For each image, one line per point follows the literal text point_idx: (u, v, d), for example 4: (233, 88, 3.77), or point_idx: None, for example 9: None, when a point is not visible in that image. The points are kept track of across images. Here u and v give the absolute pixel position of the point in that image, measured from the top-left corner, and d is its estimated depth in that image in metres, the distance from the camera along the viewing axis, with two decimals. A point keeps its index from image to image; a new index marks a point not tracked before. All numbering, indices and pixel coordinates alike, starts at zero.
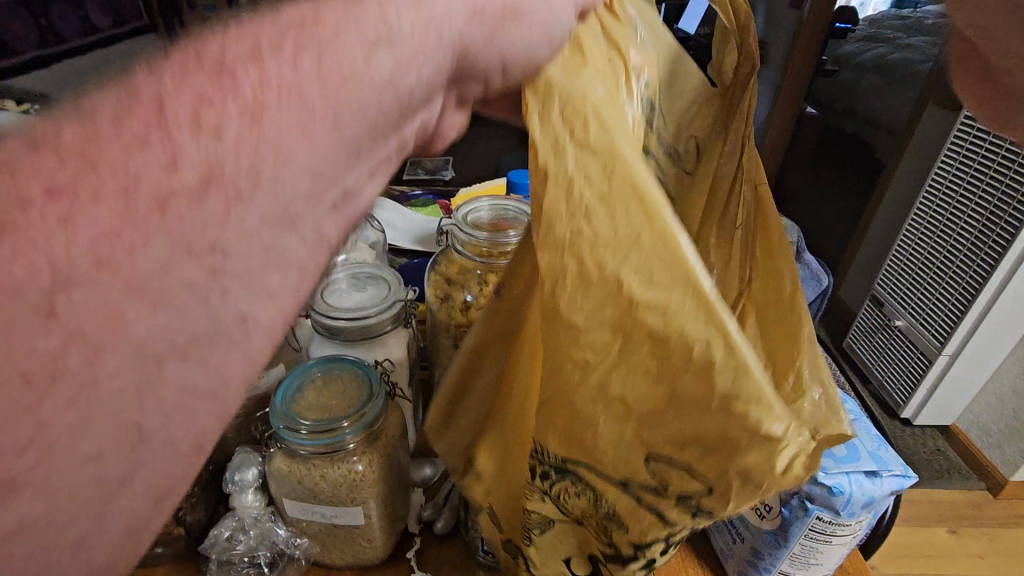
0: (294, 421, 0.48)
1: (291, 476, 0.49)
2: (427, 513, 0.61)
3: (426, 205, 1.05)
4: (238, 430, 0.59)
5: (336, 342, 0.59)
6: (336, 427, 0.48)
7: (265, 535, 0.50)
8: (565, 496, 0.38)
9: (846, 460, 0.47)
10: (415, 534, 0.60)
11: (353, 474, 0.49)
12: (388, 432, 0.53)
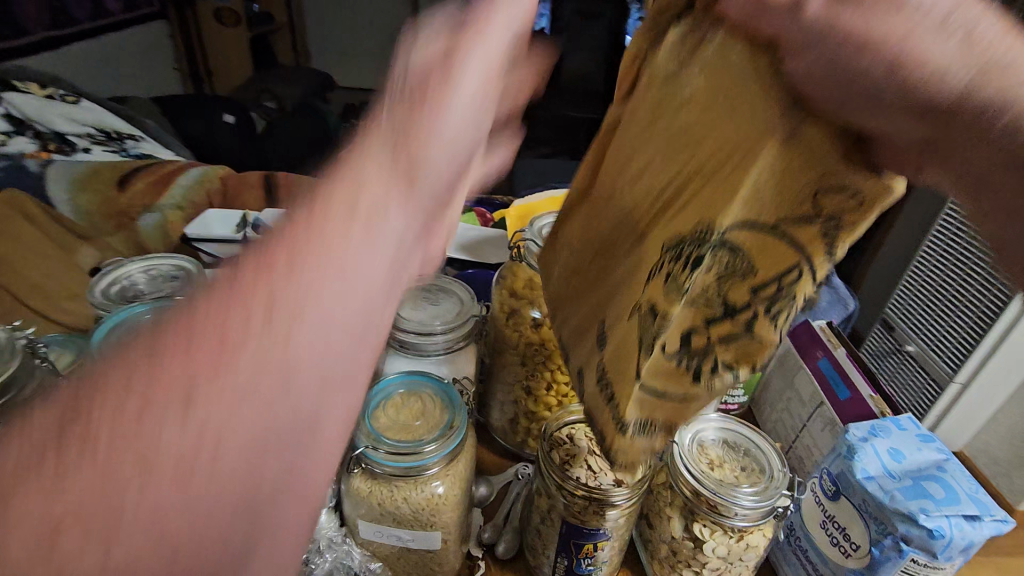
0: (376, 440, 0.46)
1: (370, 497, 0.47)
2: (489, 536, 0.59)
3: (462, 212, 1.03)
4: None
5: (406, 356, 0.56)
6: (420, 450, 0.46)
7: (342, 559, 0.48)
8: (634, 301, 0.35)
9: (947, 503, 0.46)
10: (478, 557, 0.58)
11: (434, 499, 0.47)
12: (467, 455, 0.51)
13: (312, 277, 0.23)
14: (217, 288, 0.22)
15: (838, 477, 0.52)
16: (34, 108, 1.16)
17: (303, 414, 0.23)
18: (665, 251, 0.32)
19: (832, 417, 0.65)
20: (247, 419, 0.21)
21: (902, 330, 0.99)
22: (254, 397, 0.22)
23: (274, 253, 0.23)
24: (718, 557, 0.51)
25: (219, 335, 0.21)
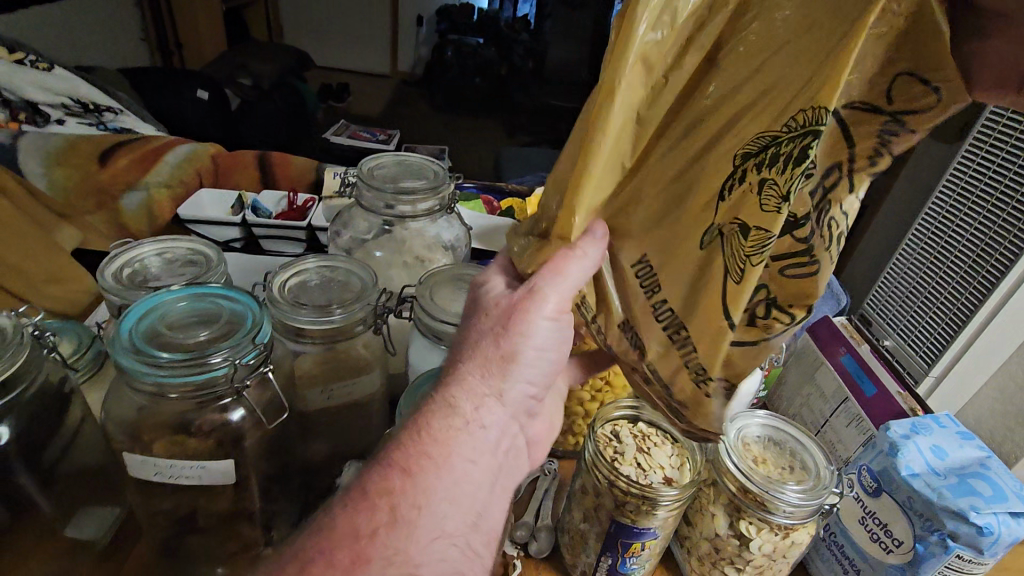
0: None
1: None
2: (521, 535, 0.57)
3: (469, 198, 1.00)
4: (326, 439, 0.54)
5: (444, 348, 0.54)
6: None
7: None
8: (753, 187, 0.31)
9: (996, 500, 0.47)
10: (514, 557, 0.56)
11: None
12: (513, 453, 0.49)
13: (452, 448, 0.35)
14: (377, 470, 0.34)
15: (881, 473, 0.52)
16: (3, 74, 1.07)
17: (452, 534, 0.33)
18: (783, 123, 0.29)
19: (858, 413, 0.66)
20: (420, 554, 0.31)
21: (879, 325, 1.05)
22: (418, 537, 0.32)
23: (427, 423, 0.36)
24: (764, 555, 0.51)
25: (387, 496, 0.32)
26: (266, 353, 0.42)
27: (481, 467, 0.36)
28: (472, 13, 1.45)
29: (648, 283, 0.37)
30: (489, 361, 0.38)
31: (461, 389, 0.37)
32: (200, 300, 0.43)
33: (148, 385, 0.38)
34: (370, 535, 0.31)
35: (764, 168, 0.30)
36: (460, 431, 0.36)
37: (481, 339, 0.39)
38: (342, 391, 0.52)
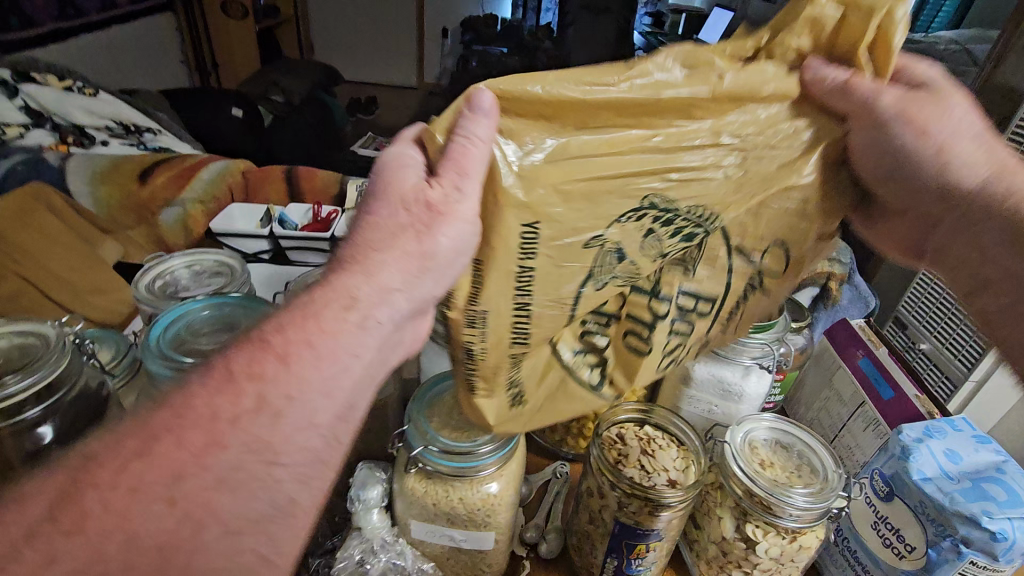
0: (430, 438, 0.46)
1: (424, 498, 0.47)
2: (532, 536, 0.59)
3: None
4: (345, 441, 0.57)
5: None
6: (476, 451, 0.45)
7: (395, 562, 0.47)
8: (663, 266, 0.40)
9: (1010, 505, 0.45)
10: (523, 557, 0.58)
11: (488, 499, 0.47)
12: (519, 454, 0.50)
13: (338, 342, 0.31)
14: (245, 349, 0.29)
15: (893, 478, 0.51)
16: (54, 101, 1.15)
17: (320, 428, 0.30)
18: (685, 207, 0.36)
19: (875, 417, 0.65)
20: (282, 443, 0.28)
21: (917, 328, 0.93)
22: (284, 427, 0.29)
23: (316, 306, 0.31)
24: (771, 559, 0.51)
25: (258, 382, 0.28)
26: None
27: (365, 366, 0.32)
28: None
29: (528, 250, 0.34)
30: (408, 254, 0.33)
31: (362, 277, 0.32)
32: (222, 308, 0.47)
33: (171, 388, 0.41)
34: (230, 418, 0.27)
35: (680, 244, 0.38)
36: (348, 326, 0.31)
37: (396, 235, 0.33)
38: None
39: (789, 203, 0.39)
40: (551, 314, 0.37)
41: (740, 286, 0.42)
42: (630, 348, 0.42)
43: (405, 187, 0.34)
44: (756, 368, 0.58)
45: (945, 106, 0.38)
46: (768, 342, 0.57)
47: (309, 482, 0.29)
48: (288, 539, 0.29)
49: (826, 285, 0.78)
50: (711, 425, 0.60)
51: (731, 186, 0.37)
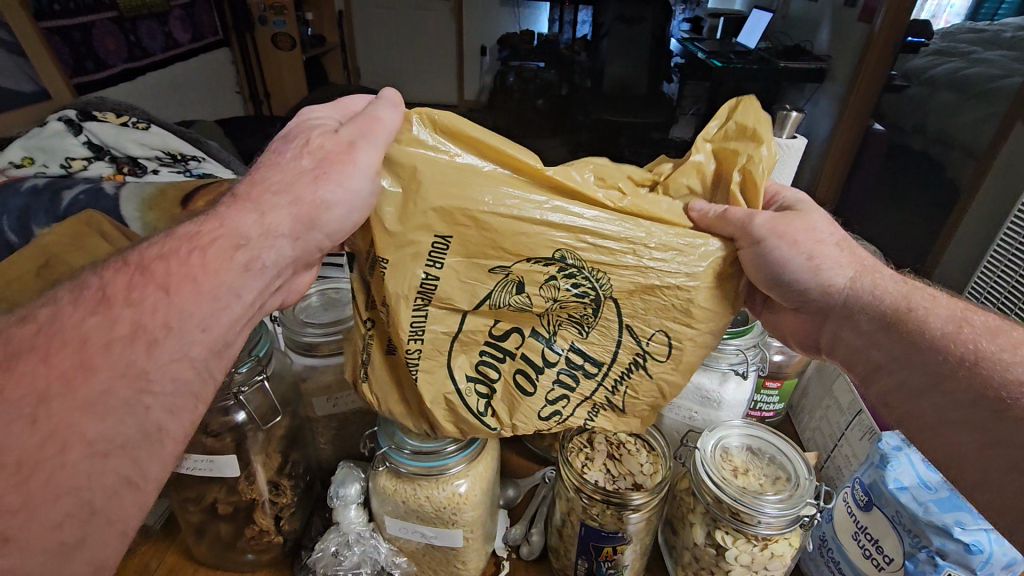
0: (399, 439, 0.49)
1: (395, 494, 0.50)
2: (514, 537, 0.60)
3: None
4: (336, 440, 0.61)
5: None
6: (443, 451, 0.48)
7: (369, 553, 0.51)
8: (558, 320, 0.44)
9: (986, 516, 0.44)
10: (503, 557, 0.59)
11: (455, 497, 0.49)
12: (488, 456, 0.53)
13: (220, 280, 0.38)
14: (122, 277, 0.35)
15: (871, 486, 0.50)
16: (112, 135, 1.17)
17: (194, 361, 0.36)
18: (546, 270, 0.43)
19: (869, 424, 0.62)
20: (157, 369, 0.34)
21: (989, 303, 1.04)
22: (159, 356, 0.34)
23: (204, 239, 0.38)
24: (743, 567, 0.50)
25: (132, 308, 0.34)
26: (262, 364, 0.50)
27: (243, 304, 0.39)
28: (533, 37, 1.35)
29: (436, 258, 0.42)
30: (299, 203, 0.41)
31: (248, 219, 0.40)
32: None
33: None
34: (105, 343, 0.32)
35: (570, 298, 0.43)
36: (233, 263, 0.38)
37: (297, 180, 0.42)
38: (345, 398, 0.59)
39: (655, 301, 0.43)
40: (443, 314, 0.43)
41: (625, 364, 0.45)
42: (517, 385, 0.45)
43: (312, 137, 0.44)
44: (733, 374, 0.58)
45: (810, 222, 0.45)
46: (744, 347, 0.57)
47: (178, 411, 0.35)
48: (155, 466, 0.34)
49: None
50: (690, 430, 0.60)
51: (617, 252, 0.42)
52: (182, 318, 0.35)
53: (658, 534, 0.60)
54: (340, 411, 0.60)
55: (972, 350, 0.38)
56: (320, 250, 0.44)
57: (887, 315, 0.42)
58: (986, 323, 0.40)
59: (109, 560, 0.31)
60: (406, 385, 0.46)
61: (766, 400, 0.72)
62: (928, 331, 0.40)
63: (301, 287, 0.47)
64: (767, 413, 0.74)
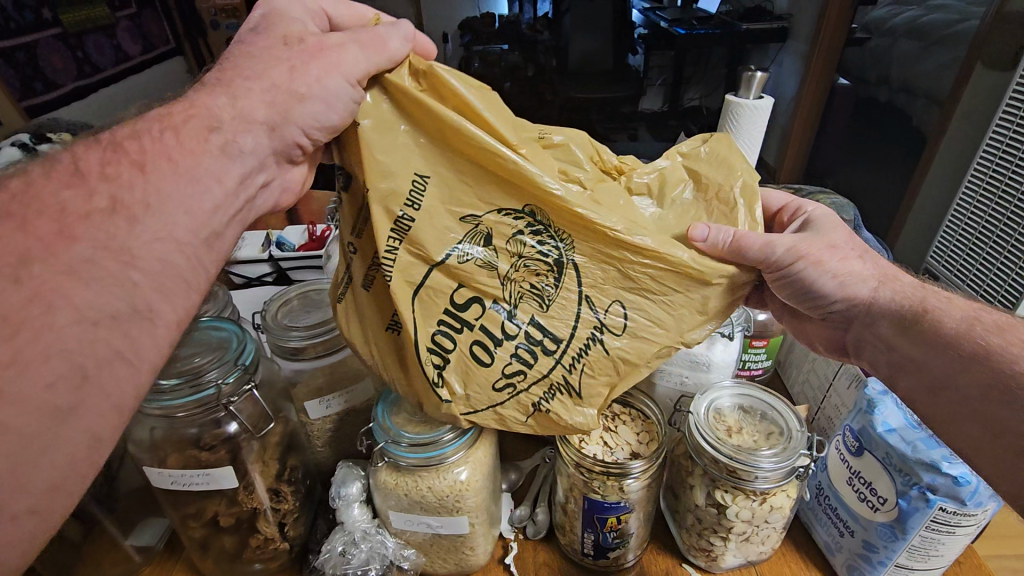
0: (397, 434, 0.49)
1: (396, 488, 0.50)
2: (521, 518, 0.61)
3: None
4: (330, 442, 0.61)
5: None
6: (440, 440, 0.48)
7: (377, 549, 0.51)
8: (521, 291, 0.45)
9: None
10: (511, 539, 0.60)
11: (458, 484, 0.50)
12: (487, 441, 0.54)
13: (198, 161, 0.38)
14: (99, 154, 0.35)
15: (861, 432, 0.51)
16: None
17: (179, 243, 0.36)
18: (513, 220, 0.44)
19: (854, 371, 0.63)
20: (139, 246, 0.34)
21: (950, 280, 1.27)
22: (140, 232, 0.34)
23: (173, 118, 0.38)
24: (743, 521, 0.52)
25: (109, 183, 0.34)
26: (249, 373, 0.49)
27: (226, 189, 0.39)
28: (493, 20, 1.36)
29: (415, 198, 0.43)
30: (274, 88, 0.40)
31: (225, 100, 0.39)
32: (194, 333, 0.51)
33: (155, 409, 0.46)
34: (82, 215, 0.32)
35: (536, 257, 0.44)
36: (210, 145, 0.38)
37: (271, 66, 0.41)
38: (334, 402, 0.59)
39: (613, 274, 0.44)
40: (412, 260, 0.44)
41: (583, 339, 0.45)
42: (475, 356, 0.45)
43: (292, 33, 0.43)
44: (719, 336, 0.59)
45: (825, 238, 0.47)
46: None
47: (167, 294, 0.35)
48: (147, 346, 0.34)
49: None
50: (682, 395, 0.61)
51: (585, 223, 0.43)
52: (158, 178, 0.36)
53: (662, 501, 0.61)
54: (332, 414, 0.59)
55: (981, 345, 0.41)
56: (298, 147, 0.43)
57: (898, 314, 0.45)
58: (997, 321, 0.42)
59: (105, 432, 0.32)
60: (375, 338, 0.48)
61: (753, 359, 0.73)
62: (943, 331, 0.43)
63: (289, 180, 0.47)
64: (755, 371, 0.74)
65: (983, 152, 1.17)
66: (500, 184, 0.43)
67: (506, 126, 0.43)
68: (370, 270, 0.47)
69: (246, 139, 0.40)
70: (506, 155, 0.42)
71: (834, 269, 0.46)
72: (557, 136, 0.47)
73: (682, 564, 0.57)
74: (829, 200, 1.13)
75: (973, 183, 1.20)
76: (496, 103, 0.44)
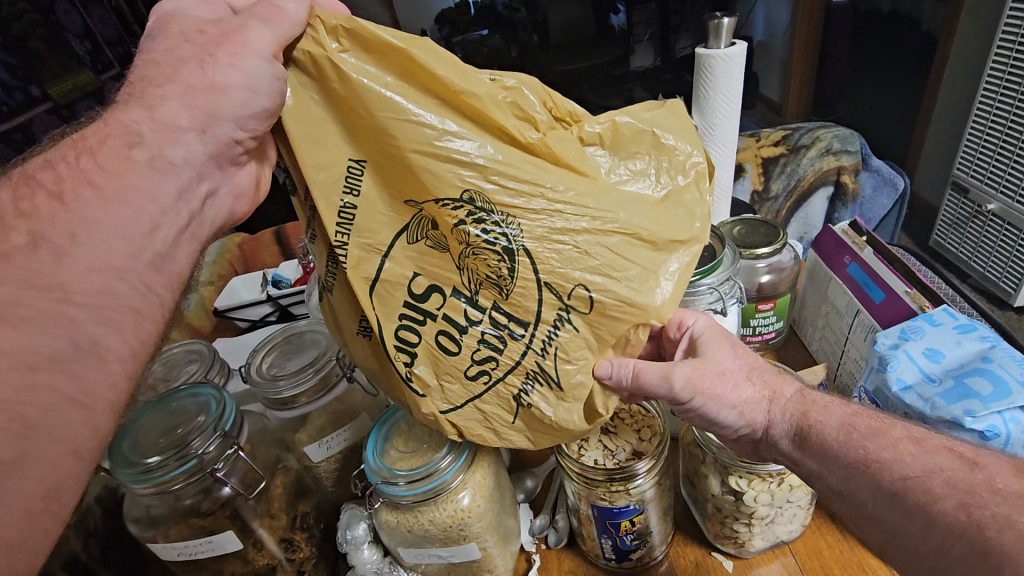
0: (391, 474, 0.48)
1: (400, 525, 0.49)
2: (540, 528, 0.59)
3: None
4: (341, 484, 0.58)
5: None
6: (437, 469, 0.47)
7: None
8: (478, 278, 0.42)
9: (995, 398, 0.42)
10: (533, 551, 0.58)
11: (461, 512, 0.48)
12: (485, 461, 0.52)
13: (127, 182, 0.36)
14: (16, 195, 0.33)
15: (876, 392, 0.49)
16: None
17: (117, 270, 0.35)
18: (454, 211, 0.40)
19: (869, 324, 0.59)
20: (70, 279, 0.33)
21: (978, 193, 1.26)
22: (69, 265, 0.33)
23: (92, 145, 0.36)
24: (764, 504, 0.49)
25: (27, 219, 0.33)
26: (233, 436, 0.49)
27: (161, 206, 0.37)
28: (468, 7, 1.27)
29: (353, 184, 0.41)
30: (193, 89, 0.38)
31: (142, 112, 0.37)
32: (172, 404, 0.52)
33: (150, 487, 0.45)
34: (3, 255, 0.31)
35: (483, 247, 0.40)
36: (135, 162, 0.36)
37: (178, 66, 0.38)
38: (331, 444, 0.56)
39: (570, 254, 0.41)
40: (365, 253, 0.41)
41: (548, 323, 0.41)
42: (441, 347, 0.42)
43: (190, 26, 0.39)
44: (713, 313, 0.57)
45: (720, 364, 0.46)
46: (717, 284, 0.55)
47: (116, 326, 0.34)
48: (101, 383, 0.33)
49: (837, 180, 1.04)
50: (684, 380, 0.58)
51: (524, 196, 0.40)
52: (80, 204, 0.34)
53: (682, 489, 0.58)
54: (336, 454, 0.57)
55: (863, 455, 0.40)
56: (236, 142, 0.41)
57: (792, 430, 0.44)
58: (871, 424, 0.41)
59: (64, 481, 0.31)
60: (350, 342, 0.45)
61: (763, 323, 0.69)
62: (826, 440, 0.42)
63: (240, 185, 0.44)
64: (768, 335, 0.71)
65: (995, 59, 1.13)
66: (438, 159, 0.39)
67: (451, 94, 0.40)
68: (330, 268, 0.43)
69: (177, 151, 0.38)
70: (439, 126, 0.39)
71: (728, 402, 0.45)
72: (508, 78, 0.42)
73: (712, 553, 0.55)
74: (830, 134, 1.06)
75: (984, 90, 1.17)
76: (431, 56, 0.39)
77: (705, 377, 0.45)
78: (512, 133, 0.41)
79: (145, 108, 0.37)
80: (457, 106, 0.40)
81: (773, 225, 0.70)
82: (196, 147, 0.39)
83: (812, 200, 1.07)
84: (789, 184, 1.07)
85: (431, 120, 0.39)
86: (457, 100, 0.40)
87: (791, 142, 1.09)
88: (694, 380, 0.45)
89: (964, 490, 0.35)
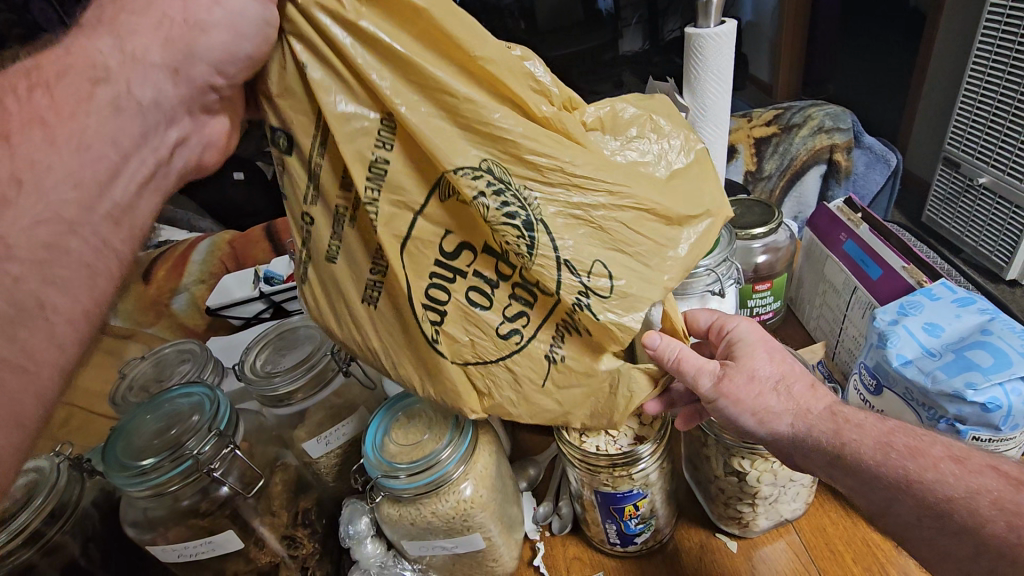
0: (391, 467, 0.47)
1: (402, 519, 0.49)
2: (545, 515, 0.59)
3: None
4: (340, 477, 0.57)
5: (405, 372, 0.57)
6: (438, 460, 0.47)
7: None
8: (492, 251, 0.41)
9: (996, 369, 0.41)
10: (537, 539, 0.58)
11: (463, 503, 0.48)
12: (486, 450, 0.52)
13: (84, 124, 0.34)
14: None
15: (877, 368, 0.48)
16: None
17: (66, 221, 0.34)
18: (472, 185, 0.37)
19: (867, 301, 0.59)
20: (16, 236, 0.32)
21: (970, 167, 1.26)
22: (13, 219, 0.32)
23: (49, 79, 0.33)
24: (767, 484, 0.49)
25: None
26: (228, 435, 0.48)
27: (121, 152, 0.35)
28: None
29: (386, 140, 0.39)
30: (168, 19, 0.34)
31: (109, 39, 0.34)
32: (162, 406, 0.51)
33: (146, 490, 0.45)
34: None
35: (501, 221, 0.38)
36: (95, 100, 0.34)
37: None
38: (333, 437, 0.56)
39: (592, 230, 0.40)
40: (397, 210, 0.40)
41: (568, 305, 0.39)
42: (472, 303, 0.42)
43: None
44: (711, 294, 0.57)
45: (749, 367, 0.46)
46: (715, 266, 0.55)
47: (63, 285, 0.34)
48: (47, 348, 0.33)
49: (830, 159, 1.04)
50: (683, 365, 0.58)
51: (540, 170, 0.39)
52: (24, 146, 0.33)
53: (685, 473, 0.58)
54: (336, 449, 0.56)
55: (903, 475, 0.38)
56: (212, 87, 0.37)
57: (823, 447, 0.42)
58: (908, 443, 0.39)
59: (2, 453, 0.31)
60: (364, 317, 0.43)
61: (760, 304, 0.69)
62: (861, 458, 0.40)
63: (210, 135, 0.40)
64: (767, 316, 0.70)
65: (984, 32, 1.12)
66: (453, 133, 0.38)
67: (466, 63, 0.38)
68: (331, 241, 0.42)
69: (144, 94, 0.35)
70: (459, 90, 0.37)
71: (754, 409, 0.44)
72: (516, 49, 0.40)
73: (715, 535, 0.55)
74: (821, 113, 1.06)
75: (975, 61, 1.16)
76: (450, 16, 0.37)
77: (736, 379, 0.45)
78: (525, 108, 0.39)
79: (107, 38, 0.34)
80: (474, 74, 0.38)
81: (766, 204, 0.70)
82: (168, 87, 0.36)
83: (806, 178, 1.06)
84: (782, 164, 1.06)
85: (452, 89, 0.37)
86: (478, 66, 0.38)
87: (783, 121, 1.08)
88: (723, 380, 0.45)
89: (1012, 512, 0.34)
